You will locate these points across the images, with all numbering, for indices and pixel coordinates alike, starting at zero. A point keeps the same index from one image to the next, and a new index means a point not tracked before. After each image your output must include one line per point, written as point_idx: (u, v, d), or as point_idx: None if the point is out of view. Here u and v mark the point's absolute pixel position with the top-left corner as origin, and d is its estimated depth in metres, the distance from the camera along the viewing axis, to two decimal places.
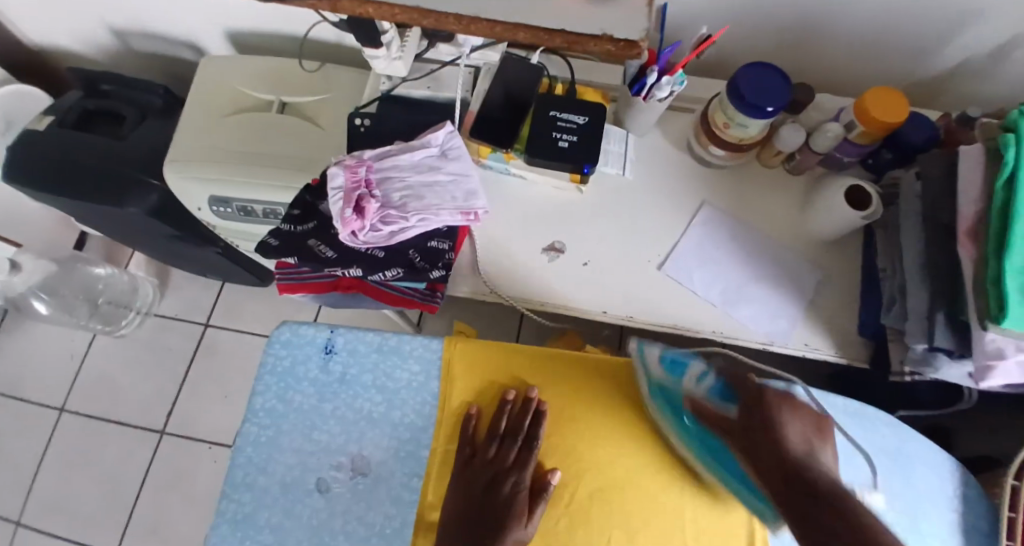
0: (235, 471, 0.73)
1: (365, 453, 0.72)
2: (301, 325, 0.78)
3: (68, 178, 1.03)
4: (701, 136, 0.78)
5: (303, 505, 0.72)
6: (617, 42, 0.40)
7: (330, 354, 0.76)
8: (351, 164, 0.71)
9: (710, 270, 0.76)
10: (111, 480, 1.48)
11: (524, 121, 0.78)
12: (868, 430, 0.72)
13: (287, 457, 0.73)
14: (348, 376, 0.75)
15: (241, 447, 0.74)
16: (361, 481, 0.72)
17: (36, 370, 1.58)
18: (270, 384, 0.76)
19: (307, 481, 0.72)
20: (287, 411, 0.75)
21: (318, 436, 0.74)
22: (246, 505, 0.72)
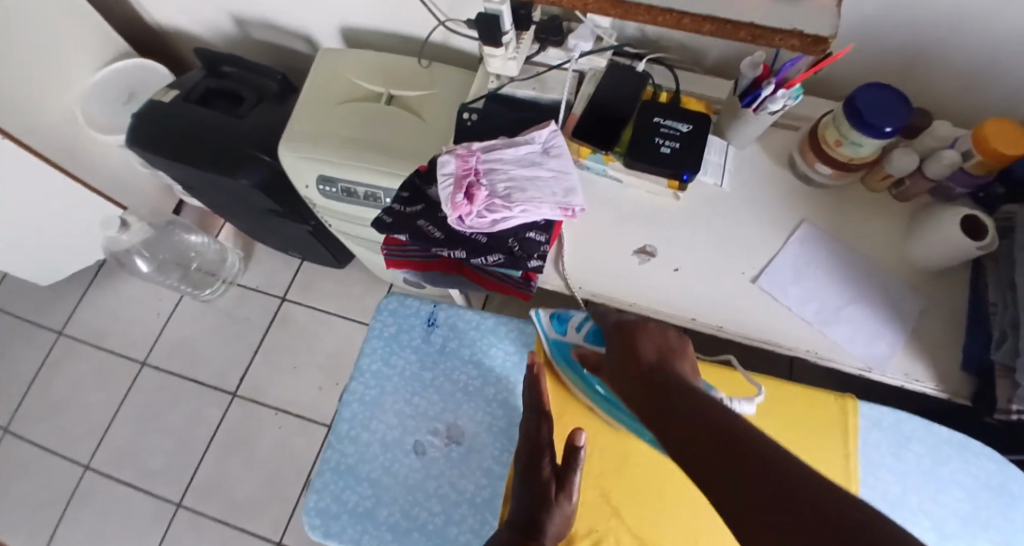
0: (341, 424, 0.79)
1: (461, 423, 0.78)
2: (408, 298, 0.84)
3: (187, 148, 1.12)
4: (807, 154, 0.78)
5: (401, 464, 0.76)
6: (806, 39, 0.53)
7: (432, 326, 0.82)
8: (462, 153, 0.76)
9: (806, 287, 0.75)
10: (184, 434, 1.58)
11: (625, 126, 0.80)
12: (968, 462, 0.72)
13: (388, 416, 0.79)
14: (448, 348, 0.81)
15: (347, 402, 0.80)
16: (456, 449, 0.77)
17: (126, 324, 1.71)
18: (377, 346, 0.81)
19: (405, 442, 0.77)
20: (392, 374, 0.80)
21: (417, 401, 0.79)
22: (349, 457, 0.77)
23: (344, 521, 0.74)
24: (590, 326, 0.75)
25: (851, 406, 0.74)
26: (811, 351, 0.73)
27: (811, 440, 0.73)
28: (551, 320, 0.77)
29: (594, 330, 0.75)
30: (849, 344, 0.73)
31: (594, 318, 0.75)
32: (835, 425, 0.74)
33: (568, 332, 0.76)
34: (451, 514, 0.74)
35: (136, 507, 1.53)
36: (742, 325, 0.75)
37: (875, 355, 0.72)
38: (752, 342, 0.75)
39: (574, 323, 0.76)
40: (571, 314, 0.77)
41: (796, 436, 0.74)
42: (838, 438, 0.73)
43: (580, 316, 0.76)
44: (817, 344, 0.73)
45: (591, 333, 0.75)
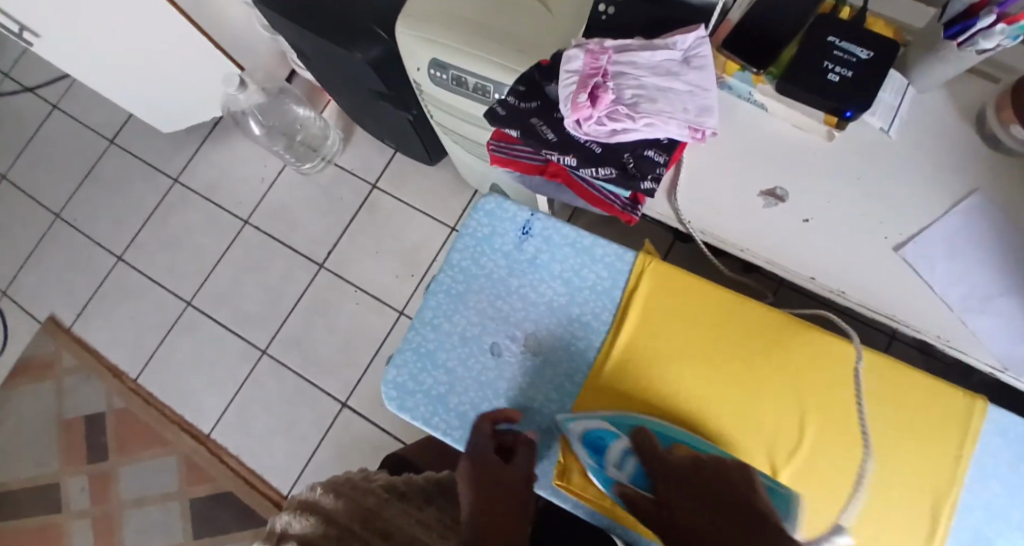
0: (425, 311, 0.79)
1: (539, 334, 0.76)
2: (506, 201, 0.81)
3: (308, 10, 1.10)
4: (1004, 110, 0.64)
5: (476, 359, 0.77)
6: None
7: (526, 236, 0.78)
8: (592, 49, 0.68)
9: (958, 268, 0.65)
10: (271, 292, 1.70)
11: (791, 42, 0.68)
12: None
13: (470, 313, 0.78)
14: (539, 260, 0.78)
15: (434, 292, 0.80)
16: (532, 358, 0.75)
17: (232, 183, 1.81)
18: (469, 244, 0.80)
19: (484, 340, 0.77)
20: (479, 274, 0.79)
21: (501, 305, 0.78)
22: (430, 342, 0.78)
23: (418, 400, 0.76)
24: (633, 461, 0.65)
25: (979, 407, 0.66)
26: (940, 338, 0.64)
27: (916, 440, 0.66)
28: (585, 438, 0.67)
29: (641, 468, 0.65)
30: (990, 339, 0.63)
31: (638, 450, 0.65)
32: (952, 426, 0.66)
33: (608, 463, 0.66)
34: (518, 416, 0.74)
35: (225, 348, 1.69)
36: (868, 293, 0.66)
37: (1018, 358, 0.62)
38: (869, 314, 0.67)
39: (613, 451, 0.66)
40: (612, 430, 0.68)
41: (898, 422, 0.67)
42: (951, 443, 0.65)
43: (620, 436, 0.67)
44: (951, 333, 0.64)
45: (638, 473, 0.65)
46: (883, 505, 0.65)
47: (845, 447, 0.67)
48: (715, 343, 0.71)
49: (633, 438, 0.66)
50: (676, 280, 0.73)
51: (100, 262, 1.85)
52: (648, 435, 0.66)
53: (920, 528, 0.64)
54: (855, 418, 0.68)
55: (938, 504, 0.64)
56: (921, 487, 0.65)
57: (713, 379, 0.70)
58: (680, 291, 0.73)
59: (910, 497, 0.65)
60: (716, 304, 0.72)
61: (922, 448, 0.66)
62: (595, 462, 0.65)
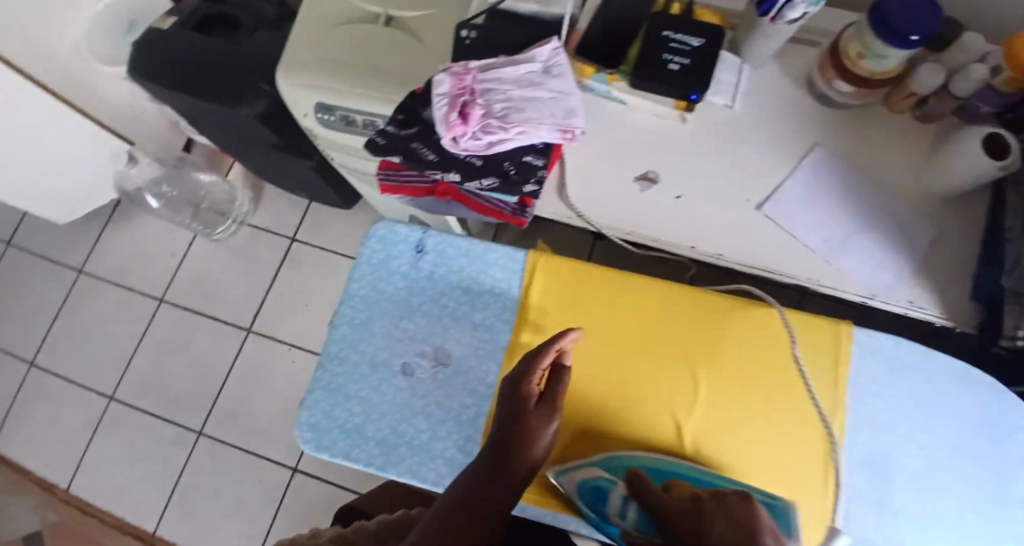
0: (330, 345, 0.74)
1: (448, 345, 0.72)
2: (397, 222, 0.78)
3: (188, 76, 1.10)
4: (827, 70, 0.72)
5: (389, 384, 0.72)
6: None
7: (420, 252, 0.75)
8: (457, 71, 0.72)
9: (813, 215, 0.72)
10: (201, 367, 1.63)
11: (633, 43, 0.75)
12: (969, 388, 0.67)
13: (376, 339, 0.73)
14: (436, 274, 0.74)
15: (337, 325, 0.75)
16: (443, 371, 0.71)
17: (142, 262, 1.74)
18: (365, 272, 0.76)
19: (394, 363, 0.73)
20: (379, 298, 0.75)
21: (405, 324, 0.73)
22: (339, 376, 0.73)
23: (335, 436, 0.71)
24: (635, 509, 0.57)
25: (845, 331, 0.68)
26: (812, 279, 0.71)
27: (799, 378, 0.68)
28: (580, 487, 0.63)
29: (642, 513, 0.56)
30: (852, 272, 0.70)
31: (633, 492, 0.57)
32: (825, 354, 0.68)
33: (607, 509, 0.59)
34: (437, 431, 0.69)
35: (161, 435, 1.60)
36: (742, 252, 0.72)
37: (879, 285, 0.69)
38: (749, 271, 0.73)
39: (613, 500, 0.59)
40: (608, 479, 0.62)
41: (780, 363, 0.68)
42: (829, 375, 0.67)
43: (616, 482, 0.61)
44: (820, 273, 0.71)
45: (641, 519, 0.55)
46: (780, 449, 0.66)
47: (737, 400, 0.68)
48: (604, 324, 0.71)
49: (627, 482, 0.59)
50: (558, 270, 0.72)
51: (10, 372, 1.72)
52: (642, 476, 0.58)
53: (815, 464, 0.65)
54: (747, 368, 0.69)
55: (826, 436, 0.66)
56: (809, 424, 0.66)
57: (607, 359, 0.70)
58: (571, 275, 0.72)
59: (801, 433, 0.66)
60: (601, 285, 0.72)
61: (805, 385, 0.67)
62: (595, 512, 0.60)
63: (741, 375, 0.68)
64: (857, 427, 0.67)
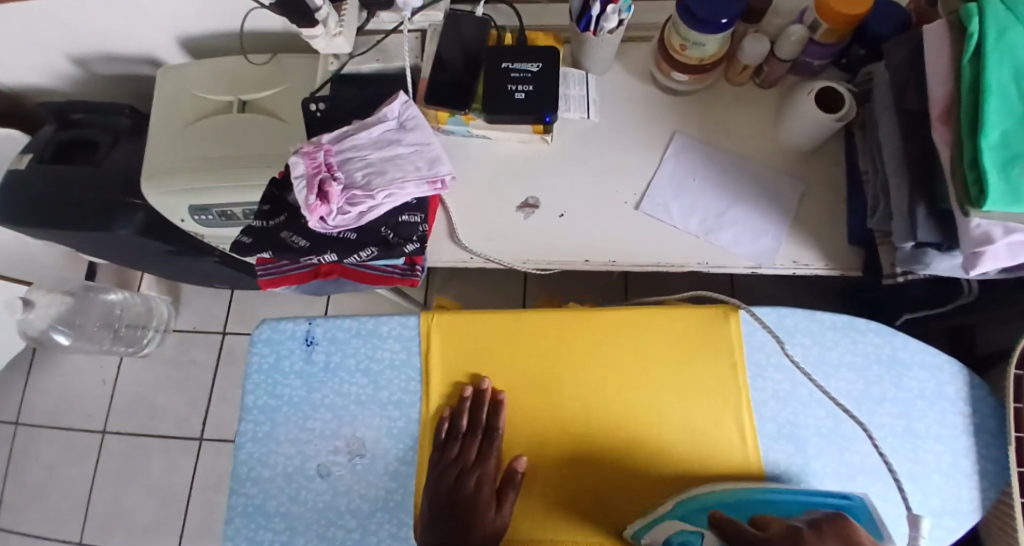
0: (239, 466, 0.70)
1: (360, 433, 0.69)
2: (281, 322, 0.75)
3: (57, 211, 1.05)
4: (662, 65, 0.74)
5: (307, 490, 0.68)
6: None
7: (312, 346, 0.73)
8: (308, 150, 0.71)
9: (686, 202, 0.74)
10: (162, 490, 1.55)
11: (477, 79, 0.76)
12: (855, 340, 0.68)
13: (285, 447, 0.70)
14: (332, 364, 0.72)
15: (241, 445, 0.71)
16: (360, 461, 0.68)
17: (74, 399, 1.65)
18: (259, 382, 0.72)
19: (308, 467, 0.69)
20: (279, 404, 0.71)
21: (311, 424, 0.70)
22: (255, 496, 0.69)
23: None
24: (687, 533, 0.55)
25: (732, 316, 0.69)
26: (702, 262, 0.73)
27: (700, 368, 0.68)
28: (637, 535, 0.61)
29: (704, 525, 0.57)
30: (736, 247, 0.72)
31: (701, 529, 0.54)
32: (721, 346, 0.68)
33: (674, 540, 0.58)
34: (366, 525, 0.67)
35: None
36: (632, 254, 0.73)
37: (764, 252, 0.71)
38: (644, 269, 0.74)
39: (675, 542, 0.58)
40: (667, 503, 0.60)
41: (685, 365, 0.68)
42: (724, 358, 0.68)
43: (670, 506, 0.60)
44: (708, 254, 0.72)
45: (703, 532, 0.57)
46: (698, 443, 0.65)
47: (651, 408, 0.67)
48: (507, 367, 0.70)
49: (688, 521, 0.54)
50: (450, 326, 0.71)
51: None
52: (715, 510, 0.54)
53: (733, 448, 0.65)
54: (655, 378, 0.68)
55: (735, 416, 0.66)
56: (720, 411, 0.66)
57: (516, 400, 0.69)
58: (468, 326, 0.71)
59: (719, 431, 0.66)
60: (495, 329, 0.71)
61: (706, 373, 0.68)
62: None
63: (650, 387, 0.67)
64: (763, 402, 0.67)
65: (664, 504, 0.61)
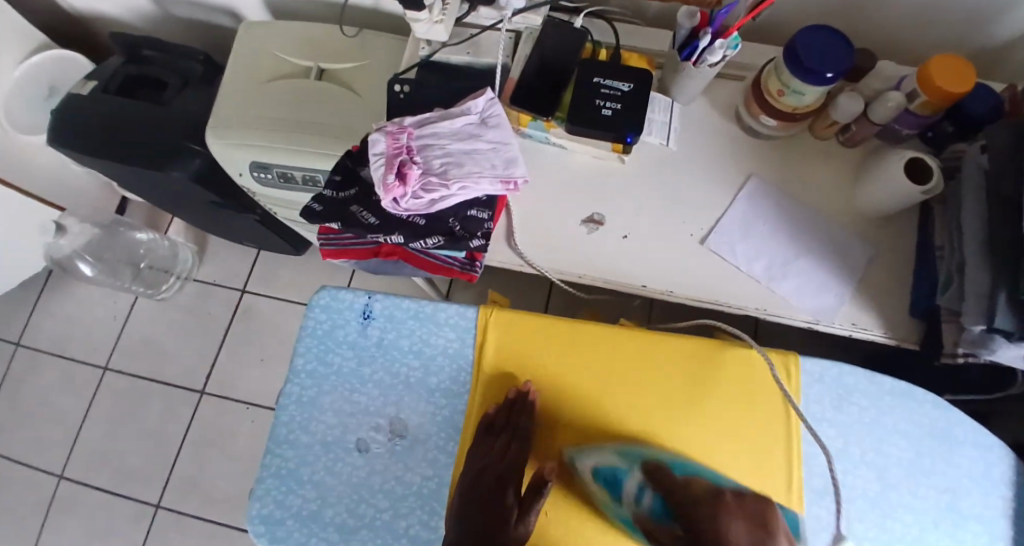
0: (279, 429, 0.73)
1: (403, 415, 0.71)
2: (341, 291, 0.76)
3: (113, 142, 1.05)
4: (752, 106, 0.75)
5: (344, 463, 0.71)
6: None
7: (368, 320, 0.74)
8: (392, 130, 0.71)
9: (754, 243, 0.74)
10: (155, 435, 1.55)
11: (565, 89, 0.76)
12: (911, 408, 0.68)
13: (327, 416, 0.72)
14: (386, 341, 0.73)
15: (284, 406, 0.74)
16: (400, 443, 0.70)
17: (82, 330, 1.65)
18: (310, 346, 0.74)
19: (347, 440, 0.71)
20: (328, 372, 0.74)
21: (358, 397, 0.72)
22: (290, 460, 0.71)
23: (290, 526, 0.69)
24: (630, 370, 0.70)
25: (794, 363, 0.69)
26: (761, 308, 0.73)
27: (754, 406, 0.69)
28: (596, 476, 0.66)
29: (660, 502, 0.62)
30: (798, 298, 0.72)
31: (655, 486, 0.63)
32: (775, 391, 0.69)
33: (624, 501, 0.64)
34: (398, 508, 0.69)
35: (114, 515, 1.50)
36: (693, 288, 0.73)
37: (825, 308, 0.72)
38: (701, 304, 0.75)
39: (629, 487, 0.64)
40: (622, 465, 0.65)
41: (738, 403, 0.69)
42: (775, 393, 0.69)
43: (632, 472, 0.65)
44: (769, 301, 0.73)
45: (658, 506, 0.62)
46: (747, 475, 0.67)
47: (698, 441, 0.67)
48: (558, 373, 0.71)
49: (644, 471, 0.64)
50: (510, 327, 0.72)
51: None
52: (663, 468, 0.63)
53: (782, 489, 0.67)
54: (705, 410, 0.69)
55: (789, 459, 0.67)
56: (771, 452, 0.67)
57: (561, 405, 0.70)
58: (526, 331, 0.72)
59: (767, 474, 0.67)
60: (551, 338, 0.72)
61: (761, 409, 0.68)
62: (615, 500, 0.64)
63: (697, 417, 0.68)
64: (811, 453, 0.68)
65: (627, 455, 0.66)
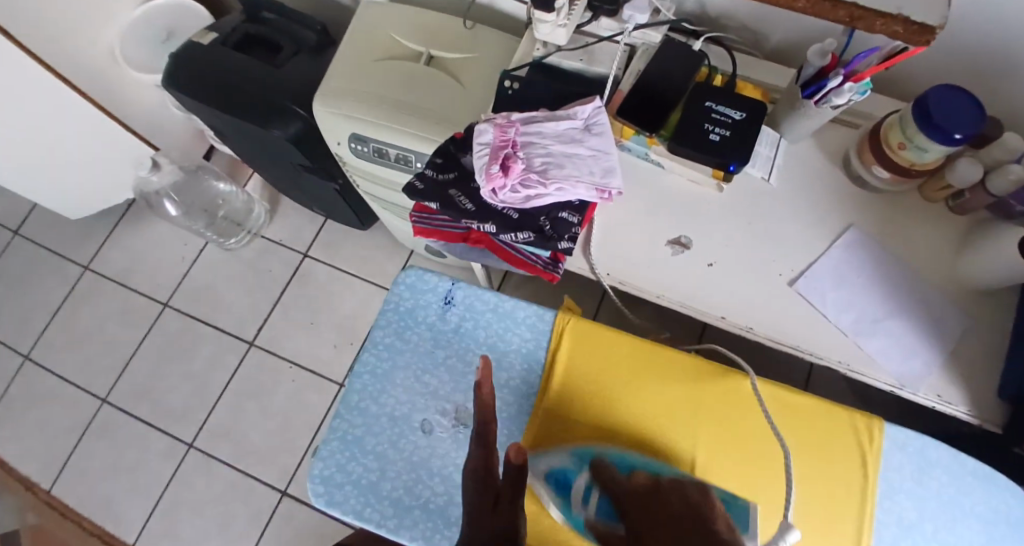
0: (351, 396, 0.78)
1: (470, 405, 0.76)
2: (426, 273, 0.82)
3: (223, 93, 1.10)
4: (865, 154, 0.73)
5: (407, 440, 0.75)
6: (912, 26, 0.52)
7: (449, 305, 0.79)
8: (501, 123, 0.73)
9: (845, 295, 0.72)
10: (200, 377, 1.61)
11: (674, 109, 0.76)
12: (990, 492, 0.69)
13: (398, 392, 0.77)
14: (463, 329, 0.79)
15: (358, 373, 0.79)
16: (463, 431, 0.75)
17: (150, 265, 1.73)
18: (391, 321, 0.80)
19: (413, 419, 0.76)
20: (404, 349, 0.79)
21: (428, 379, 0.78)
22: (357, 428, 0.76)
23: (347, 492, 0.74)
24: (598, 497, 0.66)
25: (878, 428, 0.70)
26: (842, 361, 0.71)
27: (820, 457, 0.71)
28: (546, 478, 0.70)
29: (604, 503, 0.65)
30: (881, 358, 0.70)
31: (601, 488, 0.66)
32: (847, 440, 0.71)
33: (574, 502, 0.67)
34: (453, 495, 0.73)
35: (151, 446, 1.57)
36: (773, 329, 0.72)
37: (908, 373, 0.69)
38: (777, 345, 0.73)
39: (578, 489, 0.68)
40: (572, 465, 0.70)
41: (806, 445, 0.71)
42: (855, 466, 0.70)
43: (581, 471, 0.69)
44: (850, 355, 0.70)
45: (602, 508, 0.65)
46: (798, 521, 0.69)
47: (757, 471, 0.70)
48: (642, 398, 0.74)
49: (591, 472, 0.68)
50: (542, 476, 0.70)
51: (4, 363, 1.70)
52: (604, 465, 0.67)
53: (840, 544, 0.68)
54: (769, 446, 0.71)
55: (853, 527, 0.68)
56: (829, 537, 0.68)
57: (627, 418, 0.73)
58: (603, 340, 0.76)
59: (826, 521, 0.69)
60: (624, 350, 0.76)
61: (832, 488, 0.69)
62: (563, 507, 0.68)
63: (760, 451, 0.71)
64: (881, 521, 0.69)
65: (575, 456, 0.71)
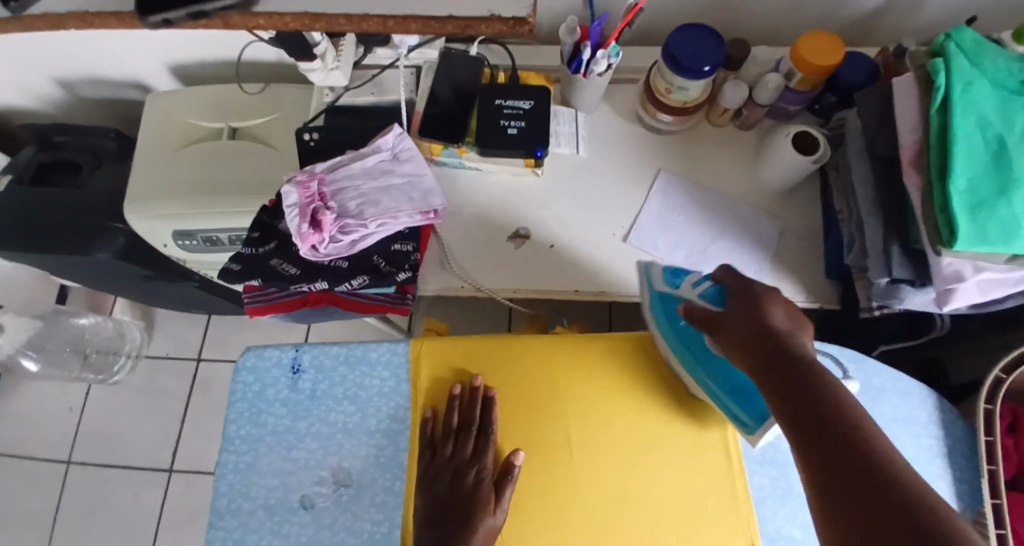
0: (219, 500, 0.73)
1: (345, 463, 0.73)
2: (266, 349, 0.79)
3: (30, 232, 1.02)
4: (648, 105, 0.78)
5: (291, 523, 0.71)
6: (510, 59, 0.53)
7: (298, 373, 0.77)
8: (302, 179, 0.70)
9: (670, 236, 0.77)
10: (126, 524, 1.48)
11: (471, 115, 0.78)
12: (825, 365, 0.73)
13: (267, 479, 0.73)
14: (318, 392, 0.76)
15: (222, 476, 0.74)
16: (345, 492, 0.72)
17: (34, 429, 1.57)
18: (241, 411, 0.76)
19: (291, 500, 0.72)
20: (263, 434, 0.75)
21: (296, 453, 0.74)
22: (234, 531, 0.71)
23: None
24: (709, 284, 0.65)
25: None
26: None
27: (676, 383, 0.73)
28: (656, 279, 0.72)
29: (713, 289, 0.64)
30: None
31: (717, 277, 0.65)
32: None
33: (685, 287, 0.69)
34: None
35: None
36: (622, 286, 0.76)
37: None
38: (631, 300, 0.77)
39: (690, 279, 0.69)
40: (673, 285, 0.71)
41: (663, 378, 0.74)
42: None
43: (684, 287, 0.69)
44: None
45: (709, 291, 0.64)
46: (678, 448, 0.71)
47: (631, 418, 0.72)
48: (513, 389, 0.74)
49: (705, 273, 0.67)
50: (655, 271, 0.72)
51: None
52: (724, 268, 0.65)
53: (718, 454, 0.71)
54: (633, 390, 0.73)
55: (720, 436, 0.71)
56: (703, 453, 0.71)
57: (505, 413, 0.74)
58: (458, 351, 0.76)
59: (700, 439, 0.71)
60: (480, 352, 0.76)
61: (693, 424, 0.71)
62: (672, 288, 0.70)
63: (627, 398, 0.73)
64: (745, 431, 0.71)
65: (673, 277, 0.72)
